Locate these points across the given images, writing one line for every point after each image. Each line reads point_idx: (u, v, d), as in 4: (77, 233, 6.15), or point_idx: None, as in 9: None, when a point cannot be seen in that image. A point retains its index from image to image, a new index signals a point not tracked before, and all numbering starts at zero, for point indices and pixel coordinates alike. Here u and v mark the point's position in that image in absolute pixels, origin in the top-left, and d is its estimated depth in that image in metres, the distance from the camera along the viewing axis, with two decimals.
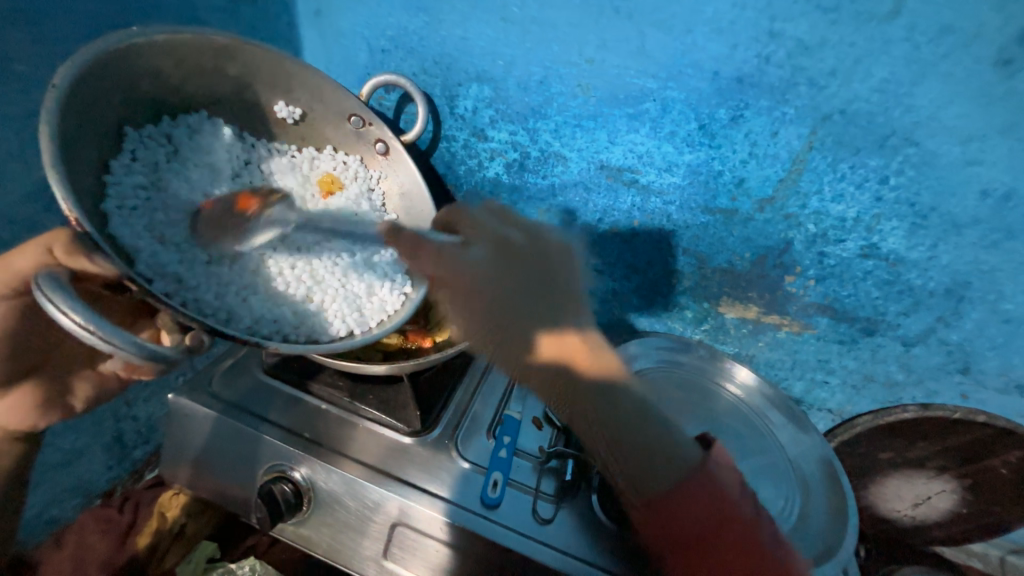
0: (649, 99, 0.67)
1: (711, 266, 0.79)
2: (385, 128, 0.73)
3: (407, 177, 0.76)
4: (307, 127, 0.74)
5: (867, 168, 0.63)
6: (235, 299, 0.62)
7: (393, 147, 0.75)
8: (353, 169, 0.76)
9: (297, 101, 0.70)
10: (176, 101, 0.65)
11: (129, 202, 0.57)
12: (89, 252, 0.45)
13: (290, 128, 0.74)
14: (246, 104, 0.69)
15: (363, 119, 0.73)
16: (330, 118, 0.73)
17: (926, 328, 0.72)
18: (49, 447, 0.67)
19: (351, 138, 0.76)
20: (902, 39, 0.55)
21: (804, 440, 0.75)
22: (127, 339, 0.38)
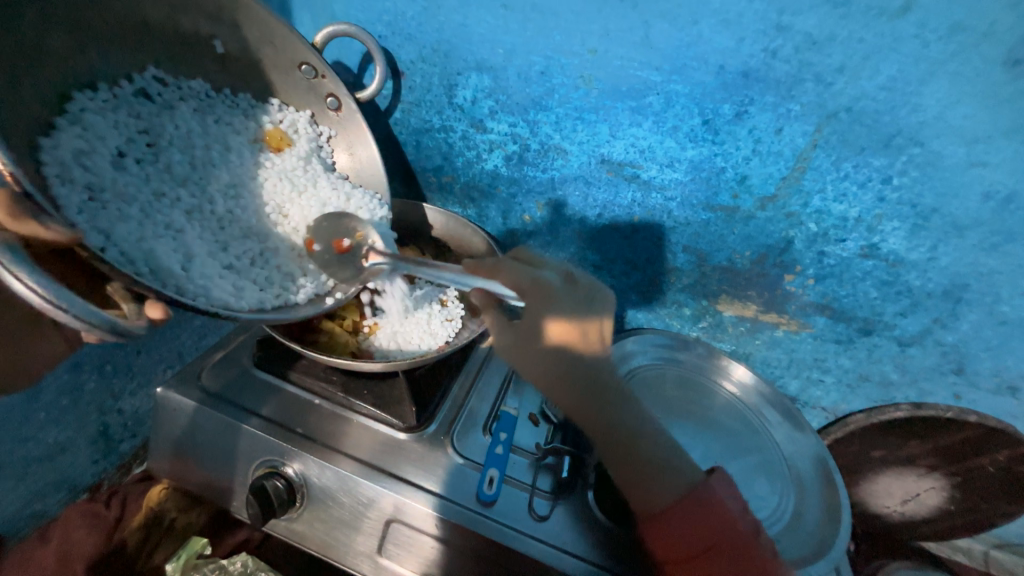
0: (652, 92, 0.65)
1: (711, 264, 0.78)
2: (340, 83, 0.68)
3: (364, 142, 0.74)
4: (245, 64, 0.67)
5: (871, 167, 0.62)
6: (204, 273, 0.56)
7: (347, 104, 0.71)
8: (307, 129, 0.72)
9: (242, 42, 0.64)
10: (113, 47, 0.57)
11: (69, 165, 0.51)
12: (36, 215, 0.40)
13: (228, 63, 0.66)
14: (180, 37, 0.61)
15: (316, 70, 0.67)
16: (280, 65, 0.67)
17: (922, 329, 0.72)
18: (31, 441, 0.65)
19: (301, 89, 0.70)
20: (912, 35, 0.54)
21: (799, 438, 0.75)
22: (100, 314, 0.37)
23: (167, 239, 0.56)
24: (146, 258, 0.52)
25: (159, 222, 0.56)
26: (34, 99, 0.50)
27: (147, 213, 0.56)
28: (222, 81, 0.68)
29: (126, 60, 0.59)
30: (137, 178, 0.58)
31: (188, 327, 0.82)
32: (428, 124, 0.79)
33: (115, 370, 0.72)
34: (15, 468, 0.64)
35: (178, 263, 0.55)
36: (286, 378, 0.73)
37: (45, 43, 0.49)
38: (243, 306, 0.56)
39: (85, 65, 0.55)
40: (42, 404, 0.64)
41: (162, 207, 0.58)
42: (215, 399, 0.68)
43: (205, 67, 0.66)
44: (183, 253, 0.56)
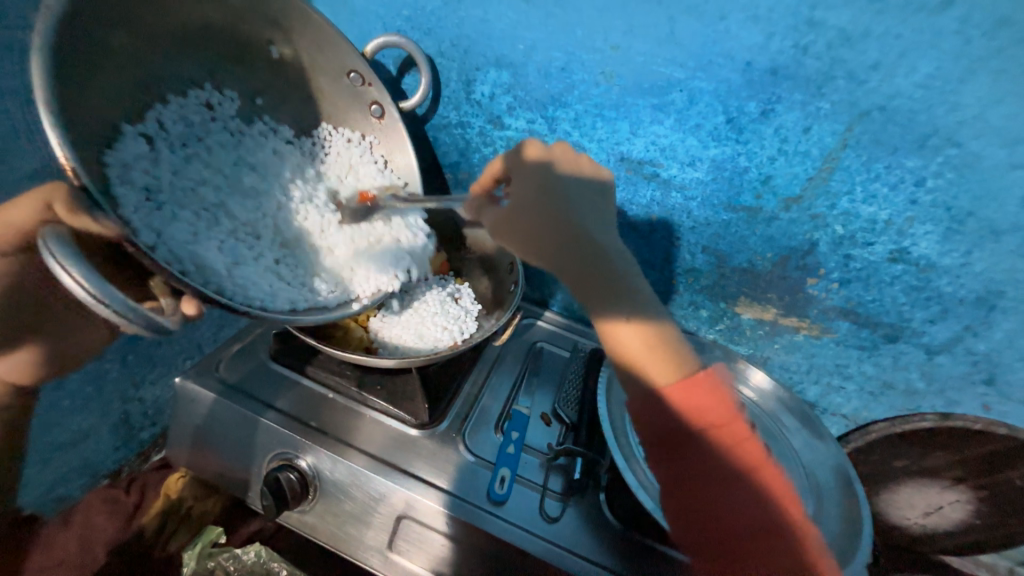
0: (675, 89, 0.64)
1: (730, 266, 0.76)
2: (385, 91, 0.69)
3: (402, 149, 0.74)
4: (298, 70, 0.67)
5: (903, 168, 0.60)
6: (245, 273, 0.58)
7: (390, 113, 0.72)
8: (345, 142, 0.73)
9: (295, 47, 0.64)
10: (181, 60, 0.59)
11: (128, 169, 0.53)
12: (87, 208, 0.43)
13: (282, 69, 0.66)
14: (237, 40, 0.62)
15: (363, 78, 0.68)
16: (329, 72, 0.68)
17: (952, 337, 0.70)
18: (57, 427, 0.67)
19: (348, 98, 0.71)
20: (953, 31, 0.51)
21: (818, 446, 0.73)
22: (137, 310, 0.38)
23: (215, 239, 0.58)
24: (192, 257, 0.54)
25: (208, 225, 0.58)
26: (106, 108, 0.52)
27: (199, 216, 0.58)
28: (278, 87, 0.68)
29: (190, 75, 0.61)
30: (195, 184, 0.60)
31: (207, 319, 0.83)
32: (444, 119, 0.79)
33: (136, 360, 0.73)
34: (40, 452, 0.66)
35: (222, 262, 0.56)
36: (300, 371, 0.74)
37: (113, 41, 0.50)
38: (280, 305, 0.58)
39: (151, 82, 0.57)
40: (67, 393, 0.66)
41: (216, 213, 0.60)
42: (231, 391, 0.69)
43: (258, 73, 0.66)
44: (229, 252, 0.58)
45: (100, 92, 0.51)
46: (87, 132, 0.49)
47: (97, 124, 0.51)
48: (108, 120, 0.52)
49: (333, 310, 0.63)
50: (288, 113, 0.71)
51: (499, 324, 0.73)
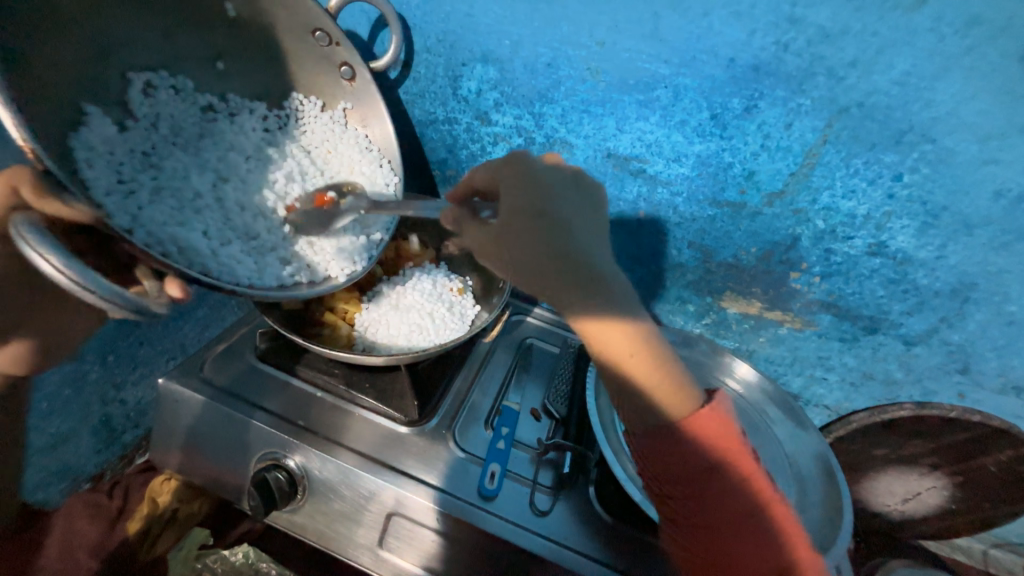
0: (660, 85, 0.64)
1: (716, 261, 0.77)
2: (355, 52, 0.65)
3: (378, 117, 0.72)
4: (260, 30, 0.63)
5: (881, 164, 0.61)
6: (230, 254, 0.58)
7: (361, 75, 0.68)
8: (320, 115, 0.72)
9: (254, 5, 0.60)
10: (143, 43, 0.57)
11: (97, 152, 0.51)
12: (59, 195, 0.44)
13: (246, 33, 0.63)
14: (194, 1, 0.58)
15: (330, 37, 0.64)
16: (294, 30, 0.63)
17: (929, 328, 0.72)
18: (36, 430, 0.65)
19: (317, 58, 0.67)
20: (927, 29, 0.52)
21: (802, 437, 0.74)
22: (123, 296, 0.38)
23: (199, 227, 0.57)
24: (173, 239, 0.54)
25: (188, 211, 0.58)
26: (64, 89, 0.49)
27: (178, 202, 0.58)
28: (244, 59, 0.66)
29: (151, 50, 0.58)
30: (171, 167, 0.59)
31: (191, 319, 0.82)
32: (431, 115, 0.78)
33: (117, 360, 0.72)
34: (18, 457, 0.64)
35: (205, 244, 0.56)
36: (288, 370, 0.73)
37: (62, 6, 0.46)
38: (267, 281, 0.60)
39: (109, 59, 0.54)
40: (45, 395, 0.64)
41: (193, 199, 0.59)
42: (216, 391, 0.68)
43: (217, 40, 0.62)
44: (213, 237, 0.58)
45: (55, 66, 0.47)
46: (47, 113, 0.47)
47: (59, 106, 0.48)
48: (67, 101, 0.50)
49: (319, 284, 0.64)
50: (257, 82, 0.68)
51: (489, 318, 0.73)
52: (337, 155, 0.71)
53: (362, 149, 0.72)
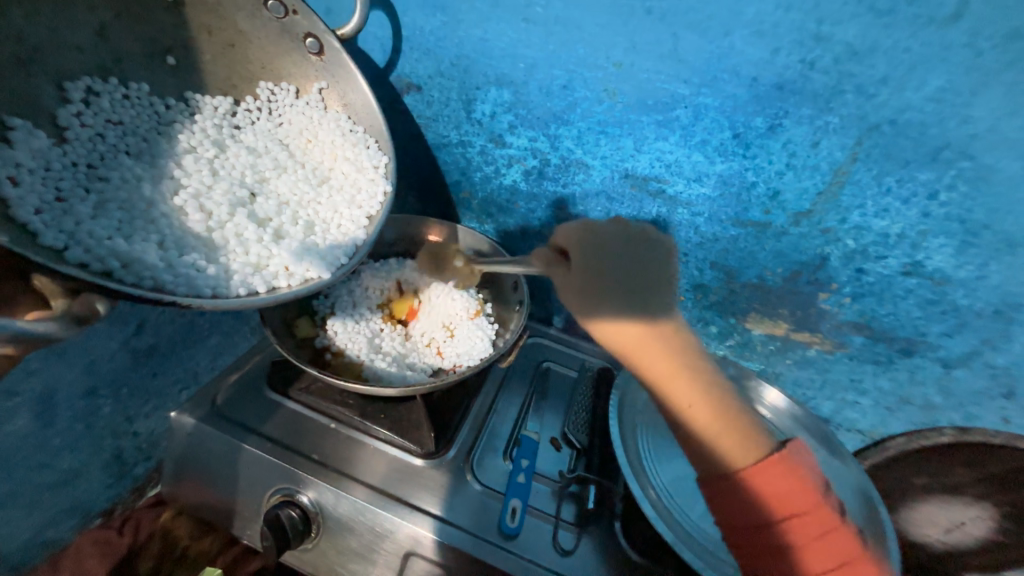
0: (680, 105, 0.63)
1: (740, 281, 0.75)
2: (315, 17, 0.56)
3: (355, 87, 0.62)
4: (205, 12, 0.56)
5: (915, 182, 0.59)
6: (188, 262, 0.52)
7: (327, 45, 0.59)
8: (295, 102, 0.64)
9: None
10: (82, 55, 0.51)
11: (25, 169, 0.47)
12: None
13: (188, 15, 0.55)
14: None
15: (285, 6, 0.56)
16: (244, 7, 0.56)
17: (970, 350, 0.68)
18: (47, 467, 0.64)
19: (275, 35, 0.59)
20: (963, 44, 0.51)
21: (839, 468, 0.70)
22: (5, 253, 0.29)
23: (150, 237, 0.51)
24: (114, 254, 0.48)
25: (138, 223, 0.52)
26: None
27: (128, 214, 0.52)
28: (196, 59, 0.59)
29: (86, 54, 0.52)
30: (120, 179, 0.53)
31: (203, 348, 0.80)
32: (444, 139, 0.77)
33: (128, 394, 0.71)
34: (29, 495, 0.63)
35: (159, 256, 0.50)
36: (300, 401, 0.71)
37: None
38: (233, 291, 0.52)
39: (31, 67, 0.48)
40: (56, 430, 0.63)
41: (146, 211, 0.53)
42: (222, 422, 0.67)
43: (164, 32, 0.56)
44: (169, 248, 0.52)
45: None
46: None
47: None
48: None
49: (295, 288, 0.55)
50: (217, 76, 0.61)
51: (497, 353, 0.70)
52: (318, 143, 0.65)
53: (343, 132, 0.64)
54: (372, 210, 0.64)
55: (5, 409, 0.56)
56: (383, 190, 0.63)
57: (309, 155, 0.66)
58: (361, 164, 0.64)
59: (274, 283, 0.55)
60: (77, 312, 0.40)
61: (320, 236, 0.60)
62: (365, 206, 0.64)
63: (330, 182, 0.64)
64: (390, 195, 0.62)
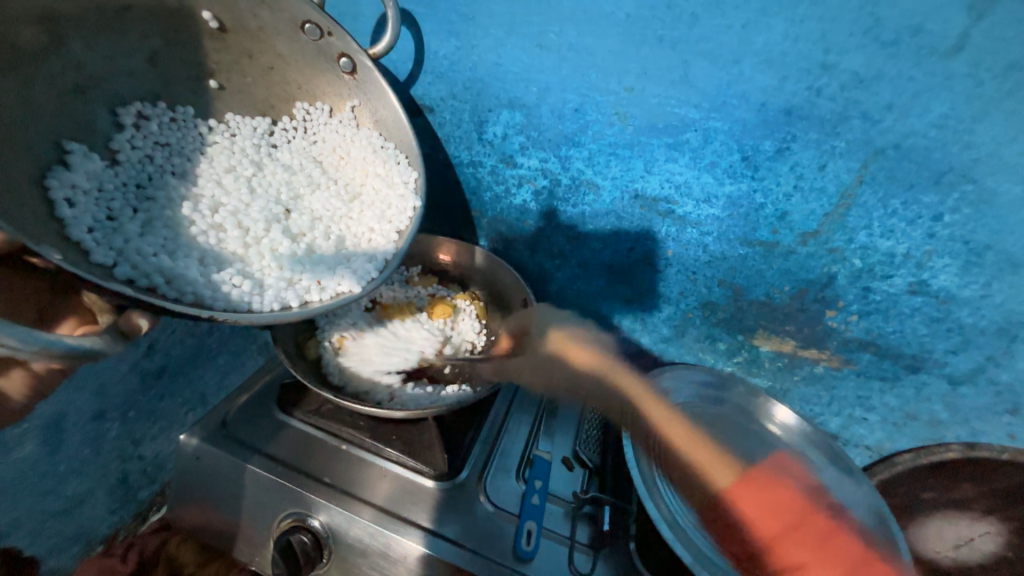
0: (690, 129, 0.64)
1: (748, 299, 0.75)
2: (349, 38, 0.55)
3: (387, 104, 0.61)
4: (248, 37, 0.55)
5: (920, 204, 0.60)
6: (224, 278, 0.52)
7: (362, 64, 0.58)
8: (329, 120, 0.64)
9: (235, 10, 0.53)
10: (135, 85, 0.54)
11: (81, 189, 0.47)
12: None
13: (229, 40, 0.55)
14: (166, 11, 0.51)
15: (321, 28, 0.55)
16: (282, 31, 0.55)
17: (975, 367, 0.69)
18: (52, 494, 0.62)
19: (310, 56, 0.59)
20: (965, 74, 0.53)
21: (852, 486, 0.70)
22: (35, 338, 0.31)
23: (193, 253, 0.53)
24: (160, 270, 0.49)
25: (181, 240, 0.53)
26: (38, 129, 0.46)
27: (174, 232, 0.54)
28: (232, 79, 0.59)
29: (136, 80, 0.54)
30: (162, 200, 0.55)
31: (211, 367, 0.80)
32: (455, 159, 0.78)
33: (137, 416, 0.70)
34: (32, 523, 0.61)
35: (199, 272, 0.51)
36: (313, 423, 0.70)
37: (19, 39, 0.42)
38: (267, 306, 0.51)
39: (88, 93, 0.50)
40: (62, 455, 0.62)
41: (183, 230, 0.54)
42: (231, 443, 0.66)
43: (203, 55, 0.56)
44: (209, 264, 0.53)
45: (20, 104, 0.43)
46: (10, 152, 0.43)
47: (32, 146, 0.45)
48: (44, 141, 0.46)
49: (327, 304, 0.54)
50: (254, 95, 0.61)
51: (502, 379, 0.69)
52: (351, 160, 0.65)
53: (375, 149, 0.64)
54: (399, 227, 0.63)
55: (15, 436, 0.55)
56: (413, 206, 0.63)
57: (341, 172, 0.66)
58: (392, 181, 0.64)
59: (307, 299, 0.55)
60: (122, 328, 0.39)
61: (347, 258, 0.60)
62: (394, 221, 0.63)
63: (355, 198, 0.64)
64: (420, 210, 0.61)
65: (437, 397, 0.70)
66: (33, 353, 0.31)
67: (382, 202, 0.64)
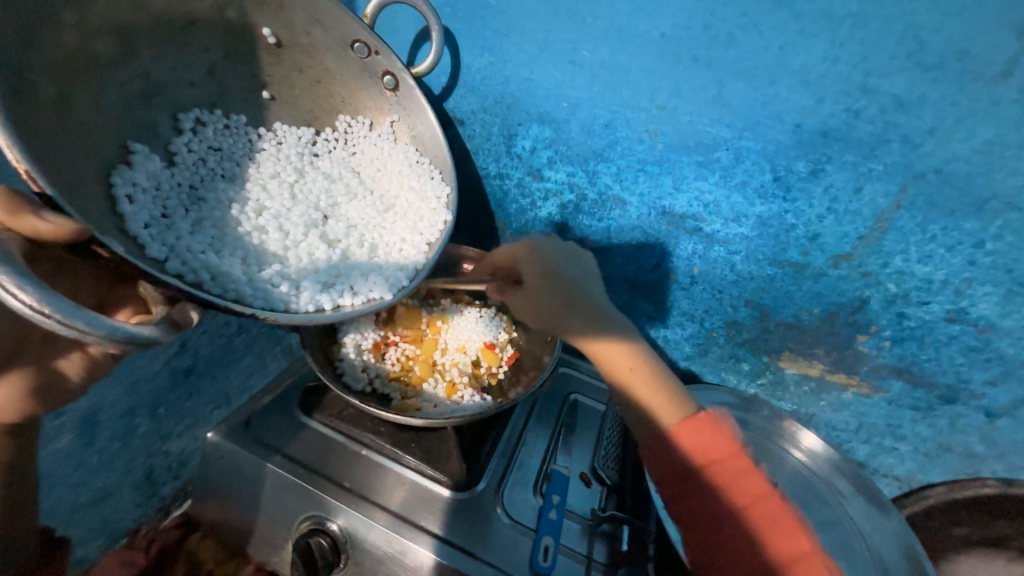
0: (721, 148, 0.64)
1: (775, 320, 0.74)
2: (394, 57, 0.57)
3: (424, 120, 0.63)
4: (299, 51, 0.58)
5: (961, 231, 0.59)
6: (265, 277, 0.54)
7: (404, 81, 0.60)
8: (368, 133, 0.66)
9: (289, 26, 0.56)
10: (197, 94, 0.57)
11: (140, 187, 0.50)
12: (34, 210, 0.36)
13: (283, 54, 0.58)
14: (229, 29, 0.54)
15: (368, 47, 0.57)
16: (332, 47, 0.58)
17: (1015, 400, 0.67)
18: (83, 486, 0.64)
19: (355, 70, 0.60)
20: (1013, 100, 0.51)
21: (880, 519, 0.67)
22: (101, 322, 0.32)
23: (237, 253, 0.54)
24: (206, 267, 0.51)
25: (227, 239, 0.55)
26: (106, 131, 0.48)
27: (220, 231, 0.55)
28: (278, 91, 0.62)
29: (197, 88, 0.57)
30: (212, 203, 0.57)
31: (236, 367, 0.81)
32: (484, 171, 0.79)
33: (166, 413, 0.72)
34: (62, 514, 0.63)
35: (242, 270, 0.53)
36: (334, 428, 0.70)
37: (95, 49, 0.44)
38: (303, 306, 0.53)
39: (154, 100, 0.53)
40: (95, 449, 0.64)
41: (228, 230, 0.56)
42: (254, 443, 0.66)
43: (254, 67, 0.58)
44: (251, 263, 0.55)
45: (93, 109, 0.46)
46: (84, 152, 0.45)
47: (102, 147, 0.48)
48: (111, 142, 0.49)
49: (358, 309, 0.55)
50: (299, 108, 0.64)
51: (522, 394, 0.68)
52: (386, 173, 0.66)
53: (411, 163, 0.66)
54: (431, 238, 0.64)
55: (52, 428, 0.57)
56: (445, 220, 0.65)
57: (377, 184, 0.67)
58: (426, 195, 0.65)
59: (338, 303, 0.56)
60: (176, 318, 0.39)
61: (378, 265, 0.61)
62: (426, 233, 0.64)
63: (385, 209, 0.65)
64: (451, 223, 0.62)
65: (459, 407, 0.71)
66: (99, 338, 0.32)
67: (412, 215, 0.65)
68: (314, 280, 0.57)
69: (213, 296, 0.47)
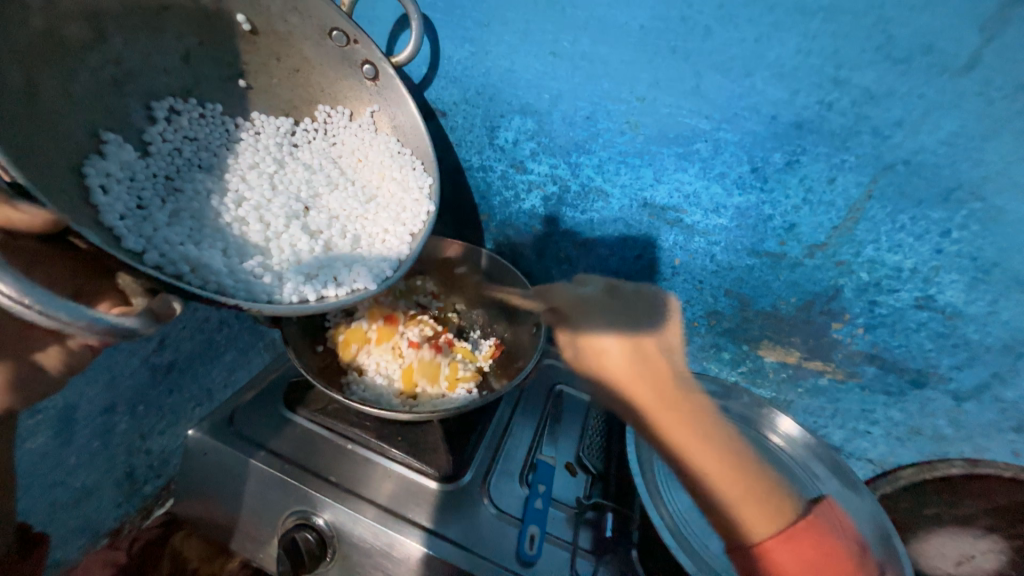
0: (700, 139, 0.65)
1: (755, 309, 0.76)
2: (374, 46, 0.57)
3: (405, 109, 0.63)
4: (276, 40, 0.57)
5: (929, 220, 0.61)
6: (248, 268, 0.53)
7: (384, 70, 0.60)
8: (349, 124, 0.65)
9: (265, 12, 0.55)
10: (170, 82, 0.56)
11: (114, 178, 0.49)
12: (7, 200, 0.35)
13: (259, 42, 0.57)
14: (204, 15, 0.53)
15: (347, 35, 0.57)
16: (310, 36, 0.57)
17: (981, 383, 0.69)
18: (62, 485, 0.63)
19: (334, 60, 0.60)
20: (975, 93, 0.53)
21: (852, 498, 0.69)
22: (81, 313, 0.31)
23: (217, 244, 0.54)
24: (185, 258, 0.50)
25: (207, 230, 0.54)
26: (77, 119, 0.47)
27: (199, 223, 0.55)
28: (256, 78, 0.60)
29: (170, 77, 0.55)
30: (189, 194, 0.56)
31: (218, 363, 0.80)
32: (466, 163, 0.78)
33: (145, 410, 0.70)
34: (40, 514, 0.62)
35: (222, 262, 0.52)
36: (319, 422, 0.70)
37: (64, 33, 0.43)
38: (287, 298, 0.53)
39: (126, 87, 0.52)
40: (72, 448, 0.62)
41: (206, 221, 0.55)
42: (237, 439, 0.66)
43: (228, 54, 0.57)
44: (232, 255, 0.54)
45: (64, 96, 0.45)
46: (52, 140, 0.44)
47: (71, 135, 0.47)
48: (82, 130, 0.48)
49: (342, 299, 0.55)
50: (278, 99, 0.63)
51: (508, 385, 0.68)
52: (368, 163, 0.66)
53: (393, 154, 0.65)
54: (414, 228, 0.63)
55: (27, 426, 0.56)
56: (428, 211, 0.64)
57: (359, 174, 0.66)
58: (408, 185, 0.65)
59: (322, 293, 0.55)
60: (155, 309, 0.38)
61: (362, 255, 0.60)
62: (409, 223, 0.64)
63: (367, 198, 0.65)
64: (434, 214, 0.63)
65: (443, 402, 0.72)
66: (79, 328, 0.32)
67: (396, 205, 0.64)
68: (297, 271, 0.56)
69: (193, 288, 0.46)
